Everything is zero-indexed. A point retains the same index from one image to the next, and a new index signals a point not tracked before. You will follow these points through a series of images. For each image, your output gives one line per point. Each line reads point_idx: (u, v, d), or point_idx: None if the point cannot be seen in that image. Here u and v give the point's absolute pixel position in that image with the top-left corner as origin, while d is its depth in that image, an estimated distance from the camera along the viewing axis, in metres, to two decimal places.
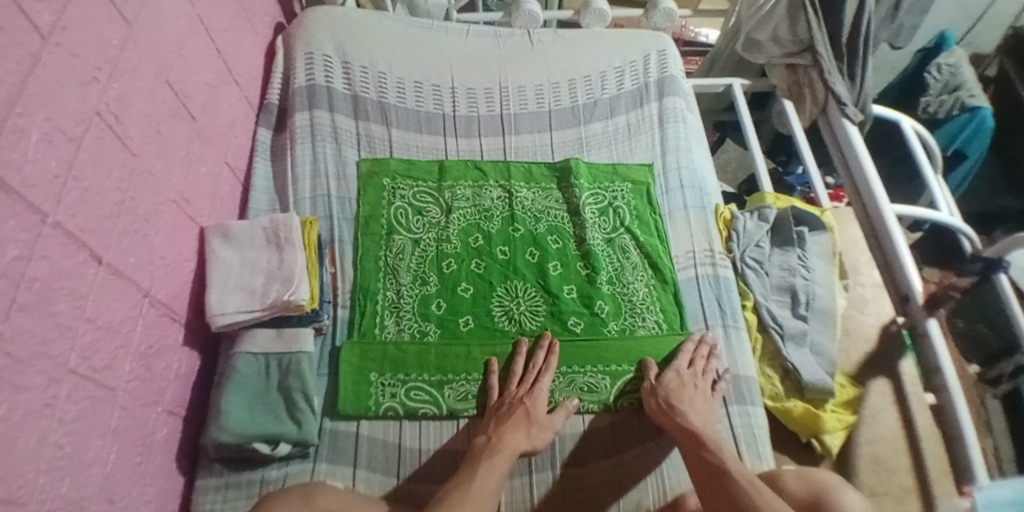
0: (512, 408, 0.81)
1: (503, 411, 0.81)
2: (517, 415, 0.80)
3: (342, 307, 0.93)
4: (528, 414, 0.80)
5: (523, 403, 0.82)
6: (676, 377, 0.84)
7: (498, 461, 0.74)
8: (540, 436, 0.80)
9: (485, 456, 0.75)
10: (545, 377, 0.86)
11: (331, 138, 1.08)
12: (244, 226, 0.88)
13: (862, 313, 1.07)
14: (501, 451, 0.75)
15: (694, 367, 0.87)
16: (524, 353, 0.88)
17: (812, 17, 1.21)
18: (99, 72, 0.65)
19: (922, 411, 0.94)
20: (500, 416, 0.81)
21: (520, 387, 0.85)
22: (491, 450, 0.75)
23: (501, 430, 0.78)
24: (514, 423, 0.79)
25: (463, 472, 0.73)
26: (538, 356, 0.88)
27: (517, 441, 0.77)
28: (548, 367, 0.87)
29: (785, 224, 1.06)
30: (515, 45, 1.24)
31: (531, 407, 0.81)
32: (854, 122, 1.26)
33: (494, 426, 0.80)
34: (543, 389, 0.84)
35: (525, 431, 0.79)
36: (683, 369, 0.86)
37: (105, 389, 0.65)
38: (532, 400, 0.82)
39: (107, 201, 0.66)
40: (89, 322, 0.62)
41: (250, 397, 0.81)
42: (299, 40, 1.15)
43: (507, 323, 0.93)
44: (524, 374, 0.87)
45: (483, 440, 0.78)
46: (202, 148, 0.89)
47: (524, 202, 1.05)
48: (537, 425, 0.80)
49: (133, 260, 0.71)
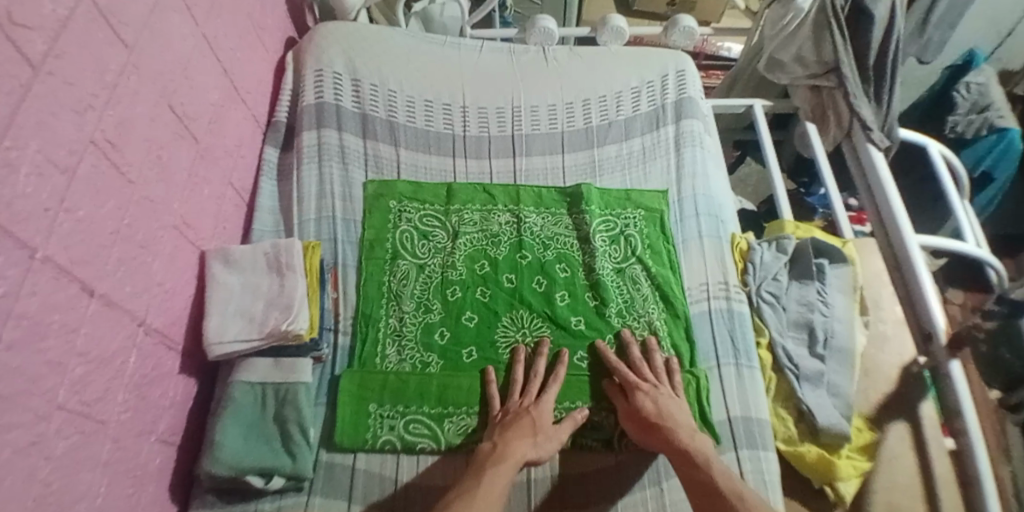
0: (518, 416, 0.81)
1: (509, 419, 0.81)
2: (522, 423, 0.80)
3: (343, 333, 0.91)
4: (534, 422, 0.80)
5: (529, 412, 0.82)
6: (646, 395, 0.82)
7: (503, 470, 0.73)
8: (547, 445, 0.79)
9: (489, 464, 0.74)
10: (551, 388, 0.85)
11: (338, 157, 1.06)
12: (245, 250, 0.87)
13: (882, 351, 1.01)
14: (505, 460, 0.75)
15: (657, 381, 0.85)
16: (521, 360, 0.88)
17: (837, 38, 1.16)
18: (95, 100, 0.64)
19: (940, 458, 0.90)
20: (505, 423, 0.81)
21: (523, 397, 0.85)
22: (496, 458, 0.75)
23: (507, 438, 0.78)
24: (519, 431, 0.79)
25: (468, 478, 0.73)
26: (538, 364, 0.88)
27: (523, 450, 0.76)
28: (556, 379, 0.86)
29: (805, 255, 1.01)
30: (529, 62, 1.21)
31: (537, 417, 0.81)
32: (880, 147, 1.20)
33: (498, 434, 0.79)
34: (548, 402, 0.83)
35: (531, 439, 0.78)
36: (643, 382, 0.84)
37: (96, 422, 0.64)
38: (539, 409, 0.82)
39: (102, 231, 0.65)
40: (79, 356, 0.61)
41: (246, 428, 0.80)
42: (309, 56, 1.14)
43: (510, 355, 0.90)
44: (527, 382, 0.86)
45: (489, 447, 0.78)
46: (205, 169, 0.88)
47: (532, 228, 1.03)
48: (543, 434, 0.79)
49: (129, 289, 0.70)
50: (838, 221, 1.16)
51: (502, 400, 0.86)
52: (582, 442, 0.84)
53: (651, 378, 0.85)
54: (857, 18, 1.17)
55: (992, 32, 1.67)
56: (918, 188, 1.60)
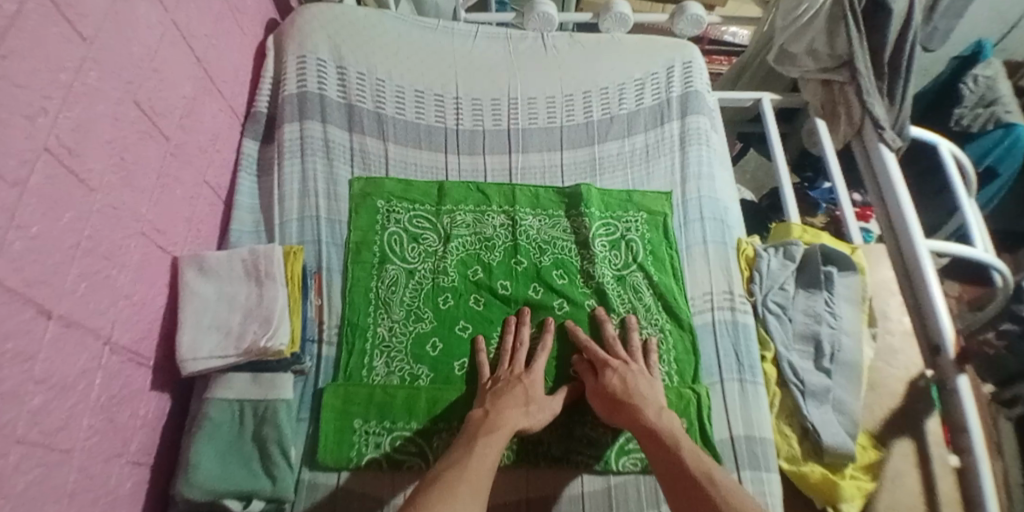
0: (510, 384, 0.80)
1: (499, 387, 0.80)
2: (516, 392, 0.79)
3: (328, 344, 0.86)
4: (526, 391, 0.79)
5: (521, 380, 0.81)
6: (614, 372, 0.80)
7: (495, 439, 0.72)
8: (540, 415, 0.78)
9: (482, 432, 0.72)
10: (541, 358, 0.85)
11: (322, 151, 0.99)
12: (222, 257, 0.81)
13: (890, 366, 0.98)
14: (498, 429, 0.73)
15: (629, 359, 0.84)
16: (512, 331, 0.87)
17: (853, 31, 1.10)
18: (49, 102, 0.57)
19: (944, 478, 0.87)
20: (496, 390, 0.80)
21: (513, 365, 0.83)
22: (487, 428, 0.73)
23: (500, 406, 0.76)
24: (511, 400, 0.77)
25: (458, 450, 0.70)
26: (523, 331, 0.87)
27: (515, 420, 0.75)
28: (543, 347, 0.85)
29: (813, 262, 0.97)
30: (527, 49, 1.14)
31: (529, 386, 0.80)
32: (893, 147, 1.15)
33: (490, 400, 0.78)
34: (540, 371, 0.83)
35: (523, 408, 0.77)
36: (613, 359, 0.82)
37: (59, 452, 0.59)
38: (531, 378, 0.81)
39: (61, 246, 0.59)
40: (37, 385, 0.56)
41: (222, 448, 0.75)
42: (291, 41, 1.06)
43: (500, 336, 0.88)
44: (515, 351, 0.86)
45: (481, 413, 0.76)
46: (177, 169, 0.81)
47: (528, 231, 0.97)
48: (535, 404, 0.79)
49: (92, 307, 0.64)
50: (847, 221, 1.11)
51: (492, 368, 0.85)
52: (575, 460, 0.81)
53: (624, 356, 0.84)
54: (873, 11, 1.11)
55: (999, 24, 1.64)
56: (920, 182, 1.56)
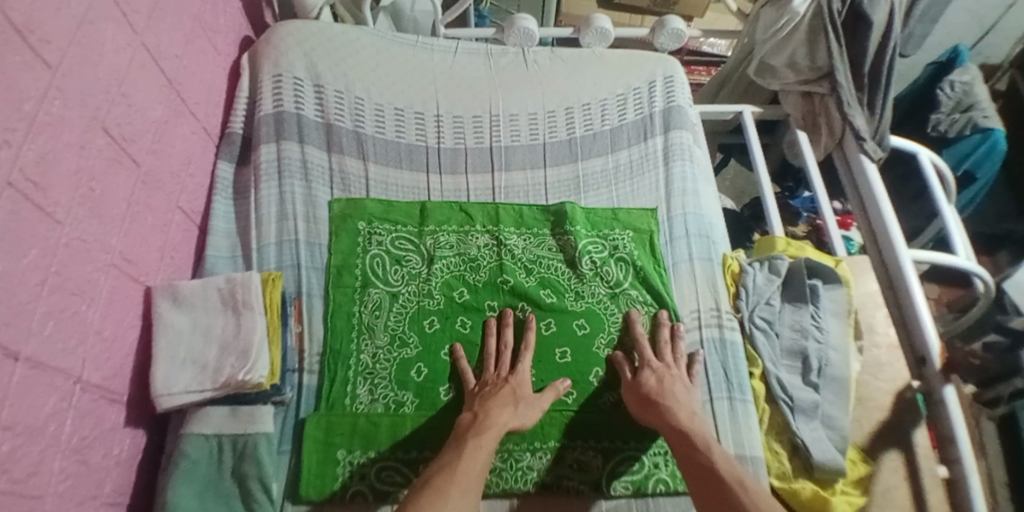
0: (496, 387, 0.81)
1: (488, 389, 0.80)
2: (503, 393, 0.79)
3: (309, 373, 0.84)
4: (514, 392, 0.80)
5: (508, 382, 0.81)
6: (652, 373, 0.82)
7: (486, 440, 0.72)
8: (529, 413, 0.78)
9: (471, 434, 0.73)
10: (526, 359, 0.85)
11: (300, 173, 0.97)
12: (196, 286, 0.78)
13: (876, 379, 0.98)
14: (487, 430, 0.73)
15: (672, 362, 0.85)
16: (494, 333, 0.88)
17: (833, 43, 1.10)
18: (12, 134, 0.54)
19: (934, 490, 0.87)
20: (484, 394, 0.80)
21: (499, 369, 0.84)
22: (476, 430, 0.74)
23: (488, 407, 0.77)
24: (501, 400, 0.78)
25: (449, 451, 0.71)
26: (508, 334, 0.87)
27: (505, 418, 0.76)
28: (528, 346, 0.86)
29: (798, 277, 0.96)
30: (508, 64, 1.13)
31: (516, 386, 0.81)
32: (874, 158, 1.15)
33: (479, 403, 0.78)
34: (526, 371, 0.83)
35: (512, 407, 0.78)
36: (656, 360, 0.85)
37: (30, 499, 0.56)
38: (517, 379, 0.82)
39: (26, 283, 0.56)
40: (5, 430, 0.52)
41: (200, 486, 0.72)
42: (266, 59, 1.04)
43: (483, 339, 0.88)
44: (499, 355, 0.85)
45: (469, 417, 0.77)
46: (148, 196, 0.78)
47: (513, 251, 0.96)
48: (524, 402, 0.79)
49: (60, 346, 0.61)
50: (831, 235, 1.11)
51: (476, 375, 0.85)
52: (568, 486, 0.79)
53: (669, 360, 0.85)
54: (853, 22, 1.11)
55: (974, 29, 1.66)
56: (899, 187, 1.59)
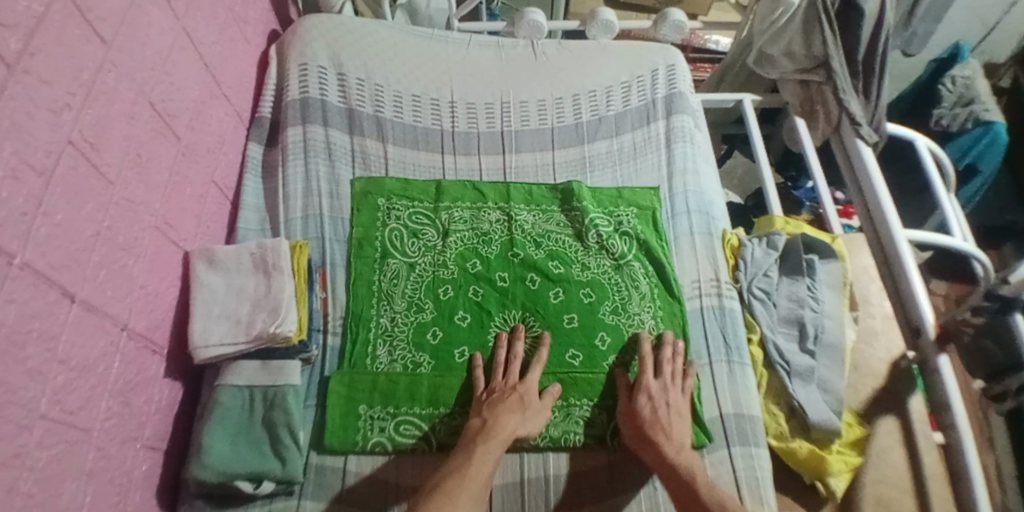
0: (504, 395, 0.82)
1: (495, 397, 0.82)
2: (510, 401, 0.81)
3: (332, 334, 0.90)
4: (522, 400, 0.81)
5: (516, 390, 0.83)
6: (648, 400, 0.82)
7: (493, 446, 0.75)
8: (535, 420, 0.80)
9: (480, 440, 0.75)
10: (535, 369, 0.86)
11: (324, 153, 1.04)
12: (230, 250, 0.85)
13: (870, 346, 1.02)
14: (495, 437, 0.76)
15: (666, 380, 0.85)
16: (504, 345, 0.89)
17: (827, 32, 1.15)
18: (72, 98, 0.61)
19: (929, 451, 0.90)
20: (492, 400, 0.81)
21: (507, 377, 0.85)
22: (485, 436, 0.76)
23: (497, 413, 0.79)
24: (508, 407, 0.80)
25: (458, 455, 0.74)
26: (518, 347, 0.89)
27: (513, 426, 0.78)
28: (539, 359, 0.87)
29: (795, 252, 1.02)
30: (519, 56, 1.20)
31: (524, 393, 0.83)
32: (869, 142, 1.21)
33: (487, 409, 0.80)
34: (536, 381, 0.85)
35: (520, 415, 0.79)
36: (653, 384, 0.84)
37: (80, 430, 0.61)
38: (525, 387, 0.83)
39: (82, 234, 0.62)
40: (61, 364, 0.58)
41: (233, 433, 0.78)
42: (293, 49, 1.11)
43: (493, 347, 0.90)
44: (508, 364, 0.87)
45: (478, 423, 0.79)
46: (186, 168, 0.85)
47: (523, 225, 1.02)
48: (531, 409, 0.81)
49: (110, 293, 0.67)
50: (828, 215, 1.15)
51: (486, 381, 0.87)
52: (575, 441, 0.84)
53: (661, 379, 0.85)
54: (846, 14, 1.17)
55: (978, 27, 1.70)
56: (901, 182, 1.63)
